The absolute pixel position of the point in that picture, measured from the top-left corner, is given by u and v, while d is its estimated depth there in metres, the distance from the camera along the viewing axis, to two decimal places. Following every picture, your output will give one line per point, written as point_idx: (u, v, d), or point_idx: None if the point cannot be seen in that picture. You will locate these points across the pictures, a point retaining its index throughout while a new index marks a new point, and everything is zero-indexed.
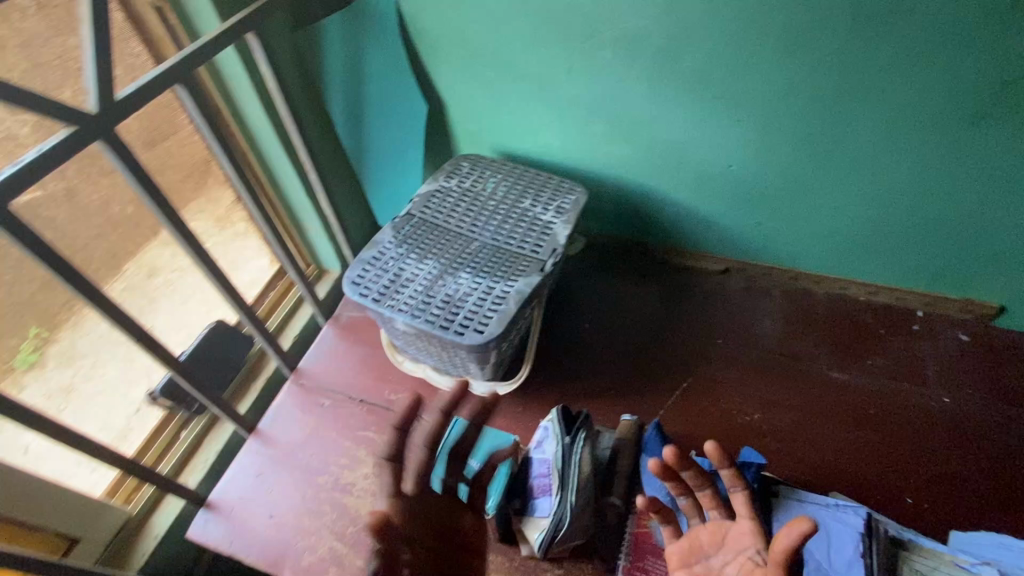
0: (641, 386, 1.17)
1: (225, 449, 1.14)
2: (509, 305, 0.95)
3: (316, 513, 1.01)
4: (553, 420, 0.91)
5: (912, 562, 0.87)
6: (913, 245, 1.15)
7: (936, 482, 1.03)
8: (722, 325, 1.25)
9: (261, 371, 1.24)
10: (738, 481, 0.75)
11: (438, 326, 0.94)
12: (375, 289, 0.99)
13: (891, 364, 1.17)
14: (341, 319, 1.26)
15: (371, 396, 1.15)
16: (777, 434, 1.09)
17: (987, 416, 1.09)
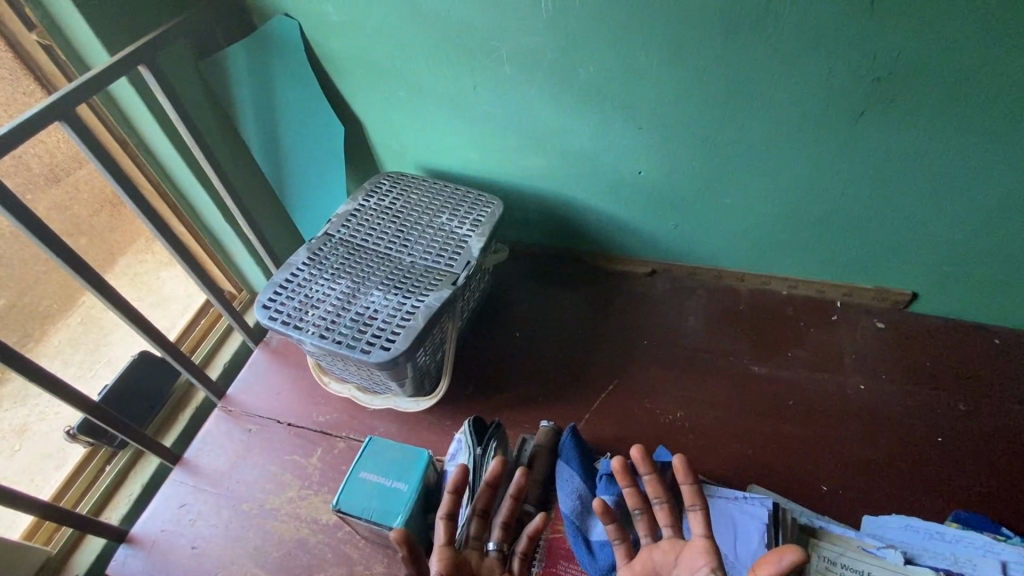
0: (567, 391, 1.18)
1: (151, 483, 1.13)
2: (417, 321, 0.96)
3: (240, 541, 1.00)
4: (465, 432, 0.92)
5: (821, 549, 0.88)
6: (824, 240, 1.19)
7: (853, 470, 1.05)
8: (649, 326, 1.28)
9: (188, 403, 1.24)
10: (697, 497, 0.71)
11: (346, 346, 0.94)
12: (287, 311, 1.00)
13: (810, 355, 1.21)
14: (271, 343, 1.27)
15: (299, 419, 1.15)
16: (699, 431, 1.11)
17: (901, 400, 1.13)
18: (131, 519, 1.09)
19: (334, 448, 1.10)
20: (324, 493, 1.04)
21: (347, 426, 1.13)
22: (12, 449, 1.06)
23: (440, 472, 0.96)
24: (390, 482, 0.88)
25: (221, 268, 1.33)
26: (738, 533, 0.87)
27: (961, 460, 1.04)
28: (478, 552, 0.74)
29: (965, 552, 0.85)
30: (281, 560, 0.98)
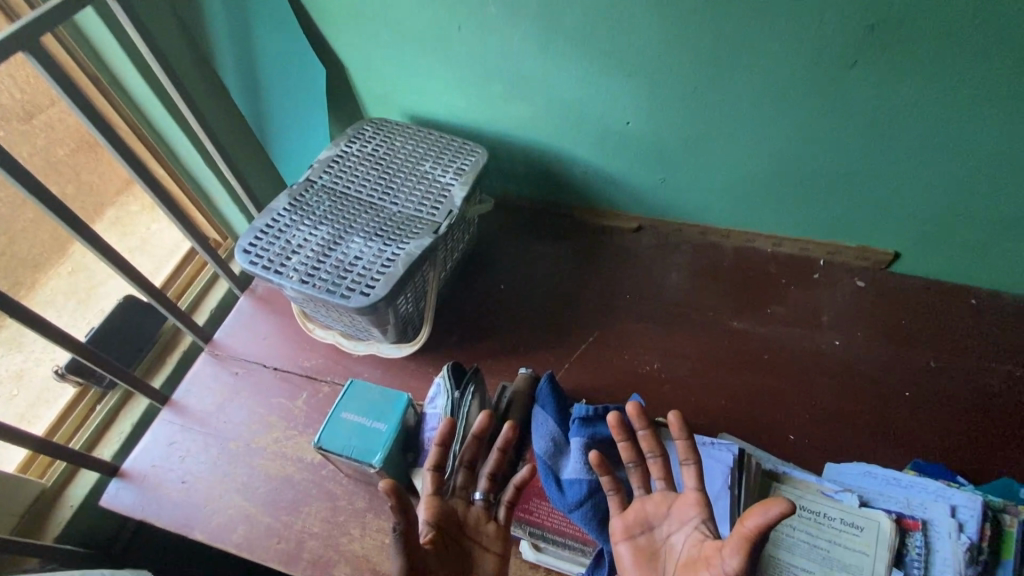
0: (549, 342, 1.20)
1: (140, 422, 1.15)
2: (397, 267, 0.95)
3: (228, 476, 1.04)
4: (444, 376, 0.94)
5: (782, 492, 0.92)
6: (810, 198, 1.18)
7: (824, 422, 1.07)
8: (632, 280, 1.28)
9: (176, 346, 1.25)
10: (690, 452, 0.75)
11: (326, 291, 0.94)
12: (268, 257, 1.00)
13: (789, 310, 1.23)
14: (257, 290, 1.29)
15: (285, 364, 1.18)
16: (675, 381, 1.14)
17: (873, 356, 1.15)
18: (122, 456, 1.13)
19: (320, 391, 1.13)
20: (309, 433, 1.08)
21: (331, 371, 1.16)
22: (8, 393, 1.08)
23: (420, 415, 0.97)
24: (369, 423, 0.90)
25: (205, 215, 1.32)
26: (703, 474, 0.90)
27: (928, 414, 1.07)
28: (464, 501, 0.81)
29: (917, 496, 0.87)
30: (268, 495, 1.01)
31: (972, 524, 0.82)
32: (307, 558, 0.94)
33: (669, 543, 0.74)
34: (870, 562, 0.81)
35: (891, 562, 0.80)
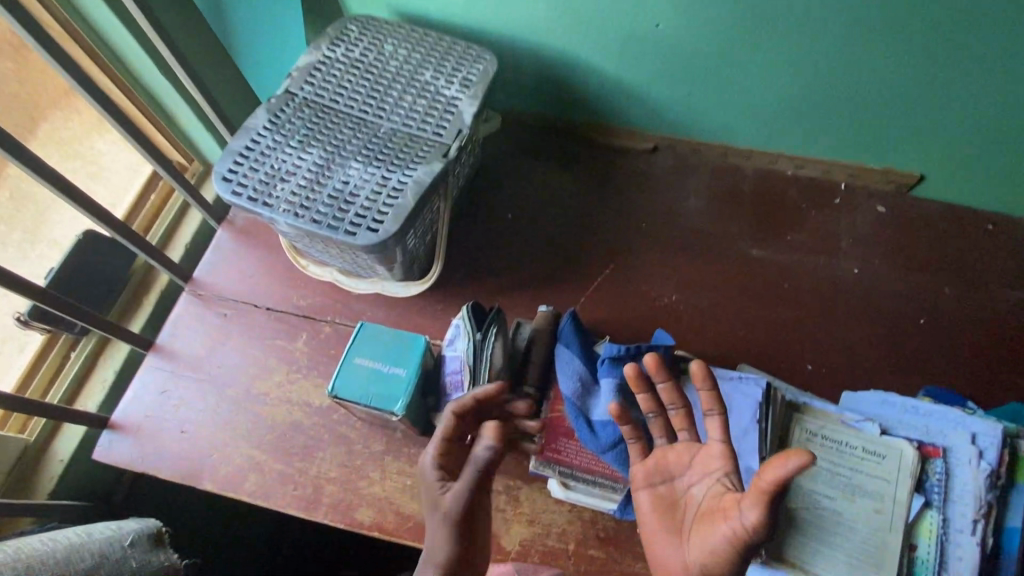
0: (563, 274, 1.13)
1: (124, 369, 1.06)
2: (407, 198, 0.83)
3: (232, 424, 0.97)
4: (463, 317, 0.86)
5: (804, 423, 0.92)
6: (844, 115, 1.09)
7: (841, 350, 1.07)
8: (648, 206, 1.20)
9: (152, 285, 1.13)
10: (713, 403, 0.70)
11: (326, 227, 0.82)
12: (252, 185, 0.85)
13: (808, 237, 1.18)
14: (236, 222, 1.15)
15: (279, 303, 1.08)
16: (694, 313, 1.10)
17: (891, 284, 1.13)
18: (109, 405, 1.04)
19: (321, 332, 1.05)
20: (314, 376, 1.01)
21: (331, 310, 1.07)
22: None
23: (438, 358, 0.92)
24: (386, 369, 0.84)
25: (167, 137, 1.14)
26: (731, 409, 0.89)
27: (941, 340, 1.08)
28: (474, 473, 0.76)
29: (937, 424, 0.88)
30: (277, 441, 0.96)
31: (991, 451, 0.83)
32: (327, 503, 0.92)
33: (690, 494, 0.72)
34: (892, 488, 0.84)
35: (913, 488, 0.83)
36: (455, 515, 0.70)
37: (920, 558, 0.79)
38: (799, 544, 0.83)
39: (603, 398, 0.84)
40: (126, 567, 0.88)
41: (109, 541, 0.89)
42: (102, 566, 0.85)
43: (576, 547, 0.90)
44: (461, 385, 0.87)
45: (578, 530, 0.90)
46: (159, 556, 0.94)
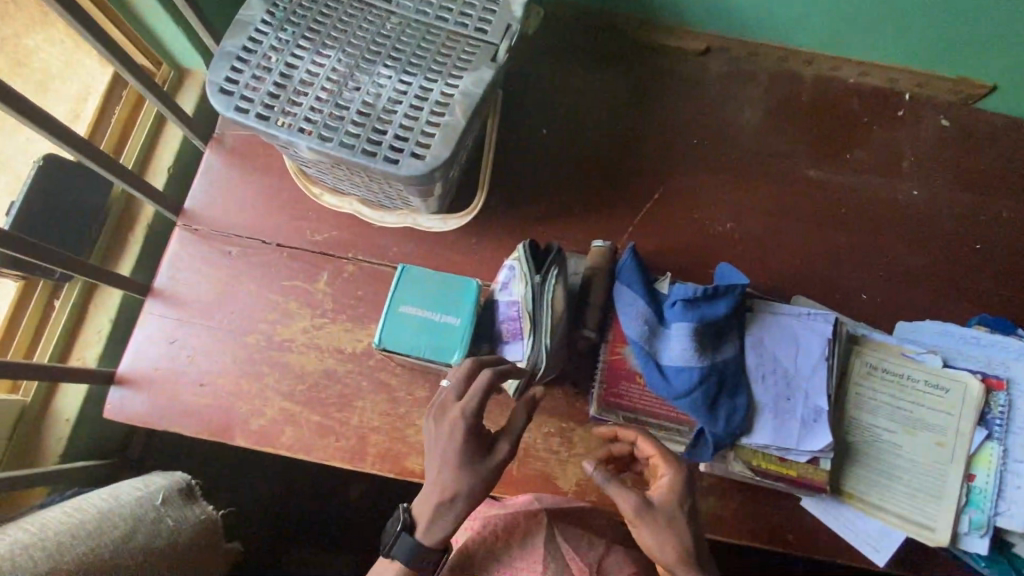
0: (608, 201, 1.02)
1: (120, 316, 0.94)
2: (456, 116, 0.68)
3: (256, 375, 0.89)
4: (520, 257, 0.76)
5: (863, 355, 0.88)
6: (930, 12, 0.96)
7: (897, 278, 1.02)
8: (700, 120, 1.07)
9: (135, 219, 0.97)
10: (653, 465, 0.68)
11: (362, 153, 0.67)
12: (260, 99, 0.68)
13: (868, 156, 1.08)
14: (225, 142, 0.99)
15: (291, 238, 0.95)
16: (747, 242, 1.03)
17: (950, 207, 1.07)
18: (110, 356, 0.94)
19: (343, 271, 0.94)
20: (343, 321, 0.92)
21: (352, 246, 0.95)
22: None
23: (489, 302, 0.82)
24: (437, 318, 0.75)
25: (124, 32, 0.94)
26: (800, 345, 0.84)
27: (995, 265, 1.04)
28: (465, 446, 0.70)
29: (999, 355, 0.87)
30: (311, 391, 0.88)
31: None
32: (374, 454, 0.86)
33: None
34: (955, 421, 0.83)
35: (977, 420, 0.83)
36: (456, 511, 0.68)
37: (978, 488, 0.80)
38: (859, 476, 0.84)
39: (673, 341, 0.78)
40: (162, 526, 0.83)
41: (138, 501, 0.83)
42: (137, 529, 0.80)
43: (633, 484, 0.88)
44: (520, 333, 0.77)
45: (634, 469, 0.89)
46: (194, 510, 0.88)
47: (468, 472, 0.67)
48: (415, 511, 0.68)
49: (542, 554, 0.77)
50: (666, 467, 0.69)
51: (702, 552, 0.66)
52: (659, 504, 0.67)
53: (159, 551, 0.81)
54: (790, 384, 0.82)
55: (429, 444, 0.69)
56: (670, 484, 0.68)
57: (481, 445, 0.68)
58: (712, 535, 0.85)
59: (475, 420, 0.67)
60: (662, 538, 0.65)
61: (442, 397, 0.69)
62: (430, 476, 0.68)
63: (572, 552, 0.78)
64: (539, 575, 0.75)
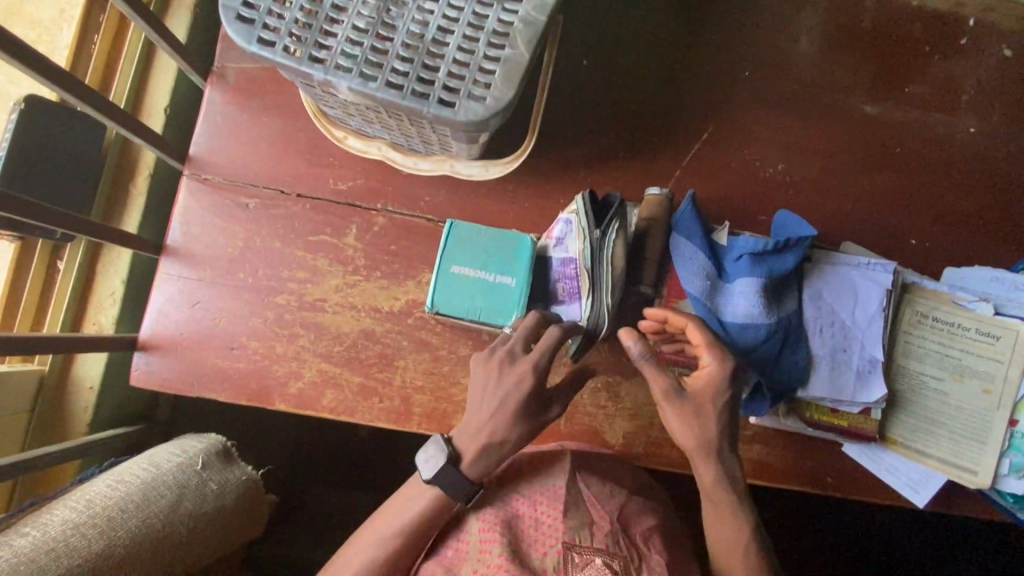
0: (654, 143, 0.94)
1: (132, 277, 0.87)
2: (518, 48, 0.59)
3: (289, 337, 0.84)
4: (580, 210, 0.67)
5: (914, 304, 0.87)
6: None
7: (946, 222, 0.99)
8: (752, 50, 0.98)
9: (135, 167, 0.87)
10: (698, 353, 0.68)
11: (412, 95, 0.58)
12: (288, 29, 0.58)
13: (927, 89, 1.01)
14: (227, 78, 0.87)
15: (313, 188, 0.87)
16: (798, 185, 0.97)
17: (1004, 145, 1.02)
18: (126, 320, 0.87)
19: (374, 224, 0.87)
20: (377, 278, 0.86)
21: (381, 196, 0.87)
22: None
23: (542, 257, 0.76)
24: (492, 278, 0.70)
25: None
26: (858, 297, 0.82)
27: None
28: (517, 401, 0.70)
29: None
30: (348, 353, 0.84)
31: None
32: (419, 414, 0.84)
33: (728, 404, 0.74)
34: (1003, 369, 0.83)
35: None
36: (502, 453, 0.68)
37: (1020, 433, 0.82)
38: (903, 423, 0.85)
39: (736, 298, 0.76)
40: (207, 491, 0.81)
41: (180, 468, 0.80)
42: (184, 497, 0.78)
43: None
44: (579, 292, 0.71)
45: None
46: (234, 471, 0.86)
47: (524, 420, 0.67)
48: (461, 443, 0.68)
49: (565, 496, 0.71)
50: (707, 357, 0.68)
51: (725, 441, 0.69)
52: (691, 390, 0.69)
53: (208, 515, 0.79)
54: (846, 337, 0.81)
55: (483, 388, 0.67)
56: (707, 376, 0.68)
57: (539, 398, 0.68)
58: (759, 482, 0.86)
59: (541, 374, 0.67)
60: (686, 422, 0.69)
61: (511, 347, 0.67)
62: (484, 417, 0.67)
63: (594, 498, 0.73)
64: (559, 513, 0.69)
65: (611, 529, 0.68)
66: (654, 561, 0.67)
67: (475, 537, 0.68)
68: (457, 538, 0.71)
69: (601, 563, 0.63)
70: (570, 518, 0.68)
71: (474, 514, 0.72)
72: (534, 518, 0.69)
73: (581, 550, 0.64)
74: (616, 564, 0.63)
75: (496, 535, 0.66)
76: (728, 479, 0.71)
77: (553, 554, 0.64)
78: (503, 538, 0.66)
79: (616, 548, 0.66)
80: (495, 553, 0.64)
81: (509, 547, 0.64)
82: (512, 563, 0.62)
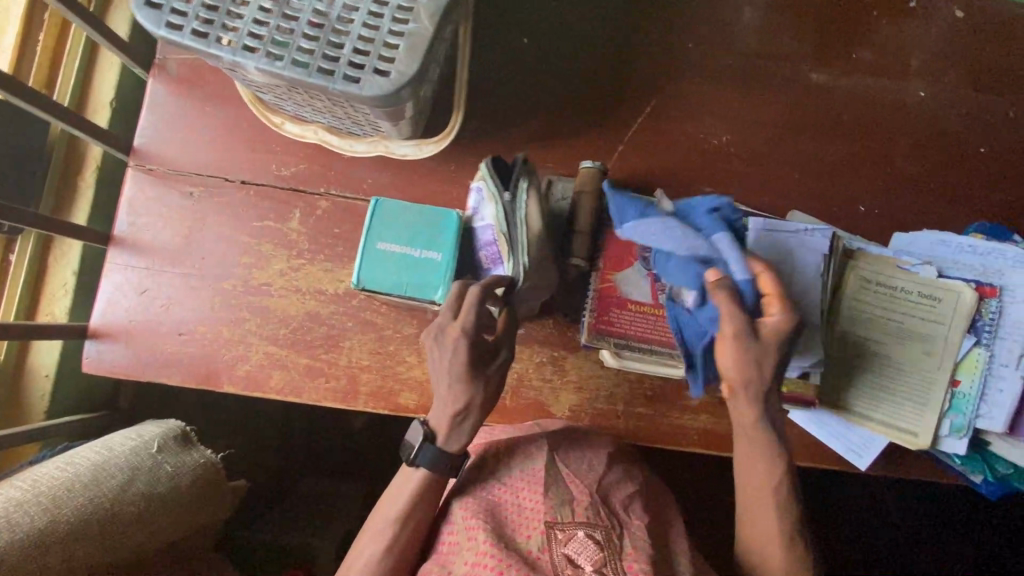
0: (597, 119, 0.95)
1: (86, 269, 0.89)
2: (422, 22, 0.59)
3: (236, 322, 0.86)
4: (486, 176, 0.72)
5: (859, 269, 0.86)
6: None
7: (895, 188, 0.98)
8: (694, 22, 0.98)
9: (83, 162, 0.89)
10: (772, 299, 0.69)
11: (318, 73, 0.59)
12: (195, 12, 0.59)
13: (875, 55, 1.00)
14: (170, 69, 0.88)
15: (256, 174, 0.88)
16: (742, 155, 0.97)
17: (955, 108, 1.00)
18: (80, 310, 0.90)
19: (317, 208, 0.88)
20: (321, 261, 0.87)
21: (323, 180, 0.89)
22: None
23: (466, 229, 0.78)
24: (418, 253, 0.71)
25: None
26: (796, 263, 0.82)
27: (998, 169, 0.99)
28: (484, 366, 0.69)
29: (996, 264, 0.86)
30: (294, 335, 0.86)
31: None
32: (366, 393, 0.86)
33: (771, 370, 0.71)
34: (944, 330, 0.83)
35: (966, 329, 0.83)
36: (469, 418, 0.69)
37: (961, 393, 0.82)
38: (845, 387, 0.85)
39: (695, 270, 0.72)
40: (161, 473, 0.84)
41: (134, 452, 0.83)
42: (137, 478, 0.81)
43: (625, 407, 0.89)
44: (500, 257, 0.74)
45: (626, 392, 0.90)
46: (193, 454, 0.89)
47: (476, 382, 0.67)
48: (431, 424, 0.69)
49: (544, 477, 0.74)
50: (774, 306, 0.69)
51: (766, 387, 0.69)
52: (762, 334, 0.68)
53: (163, 497, 0.82)
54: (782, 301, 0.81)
55: (434, 365, 0.68)
56: (777, 324, 0.68)
57: (482, 353, 0.67)
58: (701, 450, 0.89)
59: (474, 333, 0.66)
60: (742, 361, 0.68)
61: (439, 321, 0.67)
62: (440, 391, 0.68)
63: (572, 475, 0.75)
64: (540, 498, 0.72)
65: (591, 502, 0.71)
66: (635, 526, 0.71)
67: (460, 527, 0.71)
68: (445, 529, 0.74)
69: (584, 535, 0.66)
70: (550, 497, 0.71)
71: (458, 504, 0.75)
72: (516, 502, 0.72)
73: (563, 526, 0.68)
74: (599, 534, 0.67)
75: (480, 525, 0.69)
76: (770, 426, 0.71)
77: (538, 534, 0.68)
78: (487, 525, 0.68)
79: (597, 519, 0.69)
80: (480, 539, 0.67)
81: (493, 533, 0.67)
82: (498, 548, 0.65)
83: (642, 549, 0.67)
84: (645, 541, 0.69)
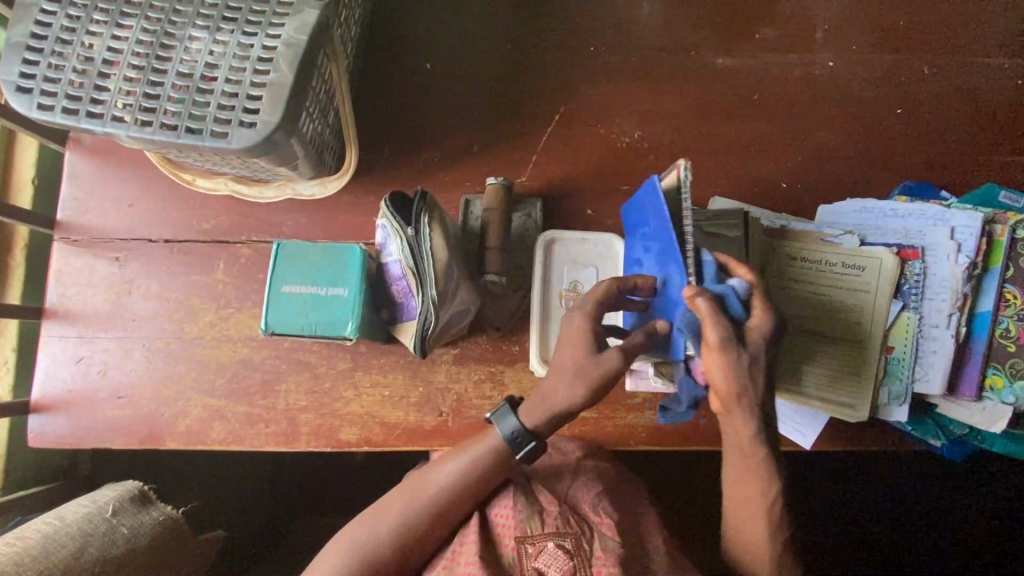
0: (506, 131, 0.95)
1: (23, 345, 0.92)
2: (282, 70, 0.61)
3: (173, 377, 0.87)
4: (386, 215, 0.72)
5: (781, 247, 0.85)
6: None
7: (816, 161, 0.98)
8: (594, 26, 0.98)
9: (10, 242, 0.93)
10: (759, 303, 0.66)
11: (187, 132, 0.61)
12: (63, 90, 0.61)
13: (779, 32, 1.00)
14: (83, 141, 0.91)
15: (177, 232, 0.90)
16: (658, 148, 0.97)
17: (868, 73, 0.99)
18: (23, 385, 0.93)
19: (240, 255, 0.90)
20: (251, 307, 0.89)
21: (243, 228, 0.90)
22: None
23: (380, 262, 0.79)
24: (323, 290, 0.72)
25: None
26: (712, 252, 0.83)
27: (917, 129, 0.99)
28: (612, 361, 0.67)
29: (917, 225, 0.85)
30: (231, 383, 0.87)
31: (969, 243, 0.82)
32: (306, 432, 0.86)
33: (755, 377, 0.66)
34: (873, 298, 0.82)
35: (893, 293, 0.82)
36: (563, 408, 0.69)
37: (896, 358, 0.82)
38: (782, 367, 0.83)
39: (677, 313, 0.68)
40: (117, 535, 0.85)
41: (87, 518, 0.85)
42: (90, 544, 0.81)
43: None
44: (410, 290, 0.75)
45: None
46: (150, 513, 0.90)
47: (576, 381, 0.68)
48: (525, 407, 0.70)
49: (512, 488, 0.71)
50: (757, 306, 0.66)
51: (753, 394, 0.66)
52: (747, 343, 0.64)
53: (119, 559, 0.82)
54: None
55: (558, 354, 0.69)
56: (760, 326, 0.65)
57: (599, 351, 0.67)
58: (652, 446, 0.89)
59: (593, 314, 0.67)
60: (729, 369, 0.64)
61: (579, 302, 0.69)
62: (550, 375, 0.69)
63: (539, 485, 0.74)
64: (509, 509, 0.69)
65: (560, 510, 0.70)
66: (605, 525, 0.69)
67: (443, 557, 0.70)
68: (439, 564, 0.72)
69: (553, 546, 0.65)
70: (519, 507, 0.69)
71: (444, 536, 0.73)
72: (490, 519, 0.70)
73: (534, 539, 0.66)
74: (568, 542, 0.66)
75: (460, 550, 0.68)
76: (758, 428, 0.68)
77: (509, 550, 0.67)
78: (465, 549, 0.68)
79: (567, 527, 0.68)
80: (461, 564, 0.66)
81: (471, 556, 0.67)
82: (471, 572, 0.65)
83: (611, 550, 0.66)
84: (615, 539, 0.67)
